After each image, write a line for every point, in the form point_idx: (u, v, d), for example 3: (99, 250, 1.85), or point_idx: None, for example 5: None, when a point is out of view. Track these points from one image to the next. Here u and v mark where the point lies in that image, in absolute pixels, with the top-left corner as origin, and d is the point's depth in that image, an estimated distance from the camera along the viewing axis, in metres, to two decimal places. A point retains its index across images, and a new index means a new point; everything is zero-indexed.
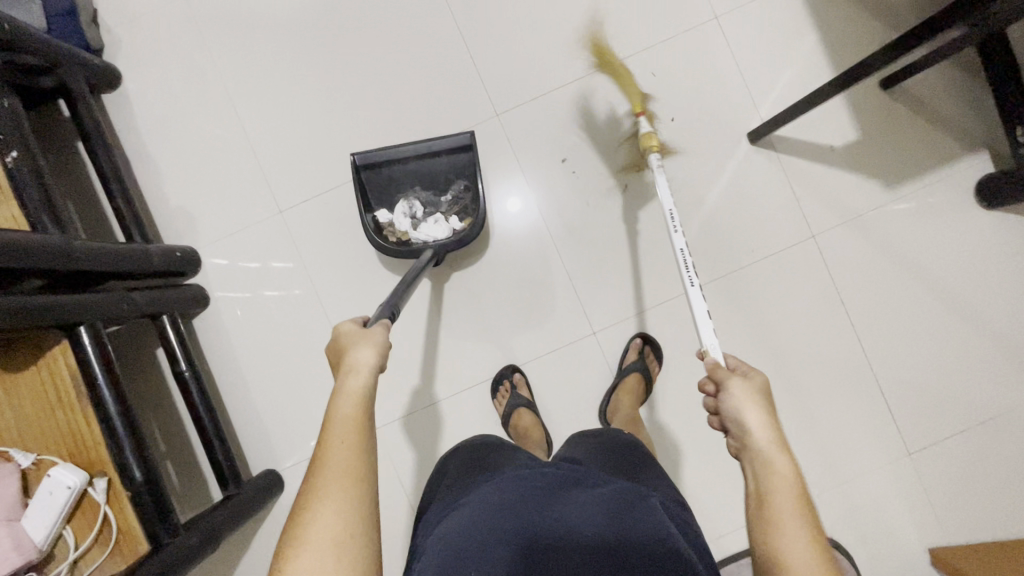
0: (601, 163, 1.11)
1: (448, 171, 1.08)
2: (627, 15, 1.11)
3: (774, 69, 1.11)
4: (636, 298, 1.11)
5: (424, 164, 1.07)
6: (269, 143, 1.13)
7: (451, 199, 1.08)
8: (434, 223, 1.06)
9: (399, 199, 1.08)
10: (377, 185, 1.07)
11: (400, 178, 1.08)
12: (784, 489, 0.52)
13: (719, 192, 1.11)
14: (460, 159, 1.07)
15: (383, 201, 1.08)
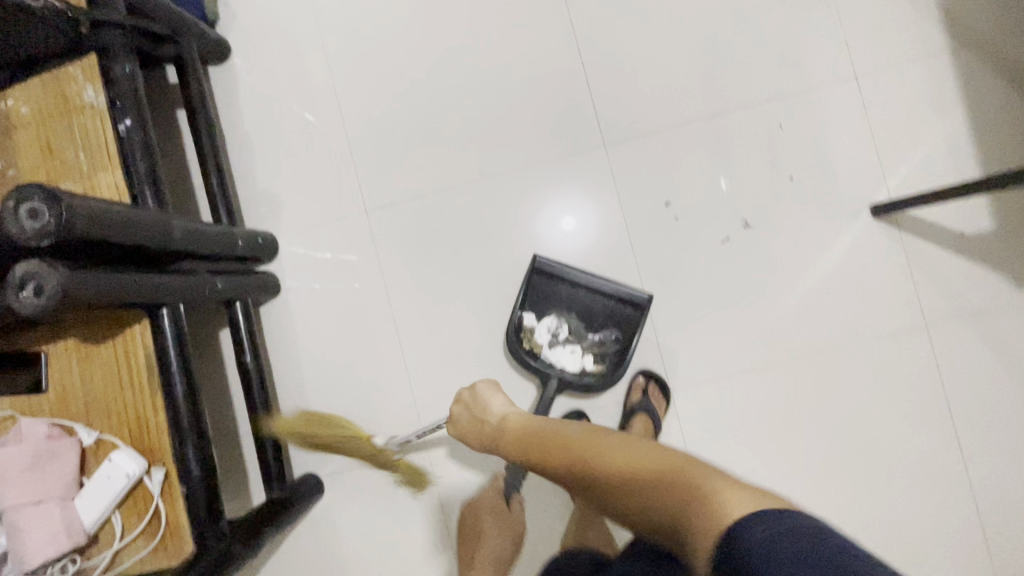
0: (707, 213, 1.04)
1: (608, 313, 1.03)
2: (758, 62, 1.04)
3: (912, 142, 1.02)
4: (719, 360, 1.04)
5: (591, 297, 1.02)
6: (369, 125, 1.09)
7: (595, 341, 1.03)
8: (569, 351, 1.03)
9: (550, 311, 1.04)
10: (539, 288, 1.03)
11: (563, 293, 1.03)
12: (585, 430, 0.77)
13: (831, 262, 1.03)
14: (625, 311, 1.02)
15: (534, 303, 1.04)
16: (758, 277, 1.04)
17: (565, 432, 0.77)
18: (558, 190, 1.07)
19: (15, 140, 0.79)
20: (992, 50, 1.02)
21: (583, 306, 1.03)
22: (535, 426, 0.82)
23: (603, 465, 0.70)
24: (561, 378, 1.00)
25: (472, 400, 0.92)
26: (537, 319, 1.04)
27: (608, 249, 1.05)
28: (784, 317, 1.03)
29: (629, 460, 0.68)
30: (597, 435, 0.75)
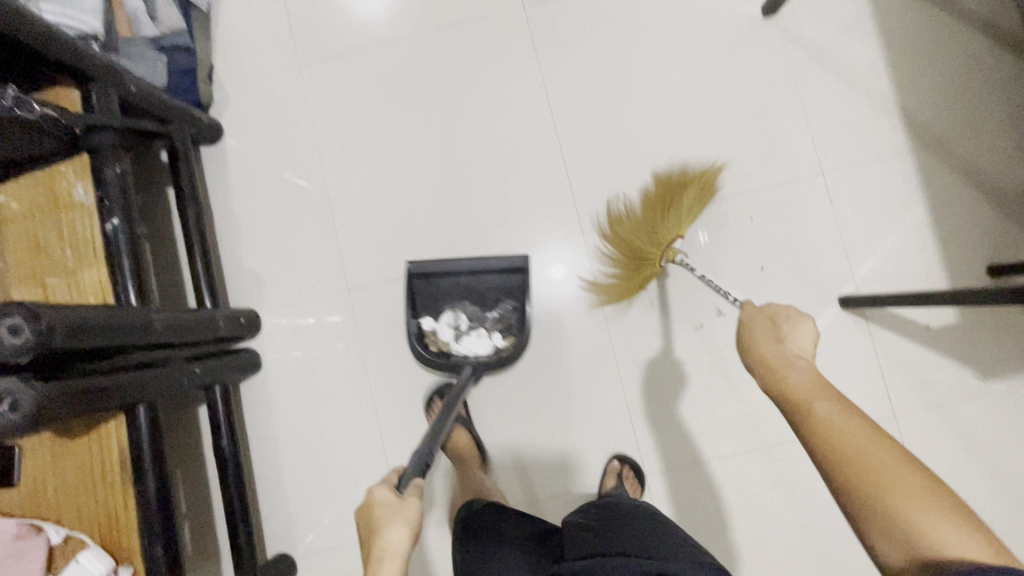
0: (681, 299, 1.07)
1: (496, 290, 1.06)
2: (730, 155, 1.09)
3: (877, 236, 1.06)
4: (691, 444, 1.06)
5: (476, 279, 1.05)
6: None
7: (497, 317, 1.05)
8: (476, 337, 1.04)
9: (446, 309, 1.05)
10: (425, 292, 1.05)
11: (450, 289, 1.06)
12: (840, 421, 0.62)
13: None
14: (512, 279, 1.05)
15: (428, 308, 1.05)
16: (730, 362, 1.07)
17: (813, 403, 0.64)
18: (537, 271, 1.10)
19: (5, 236, 0.81)
20: (950, 153, 1.07)
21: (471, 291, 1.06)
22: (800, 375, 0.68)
23: (838, 447, 0.60)
24: (474, 364, 1.00)
25: (773, 316, 0.78)
26: (435, 321, 1.05)
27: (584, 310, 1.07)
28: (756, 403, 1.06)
29: (863, 450, 0.59)
30: (873, 429, 0.61)
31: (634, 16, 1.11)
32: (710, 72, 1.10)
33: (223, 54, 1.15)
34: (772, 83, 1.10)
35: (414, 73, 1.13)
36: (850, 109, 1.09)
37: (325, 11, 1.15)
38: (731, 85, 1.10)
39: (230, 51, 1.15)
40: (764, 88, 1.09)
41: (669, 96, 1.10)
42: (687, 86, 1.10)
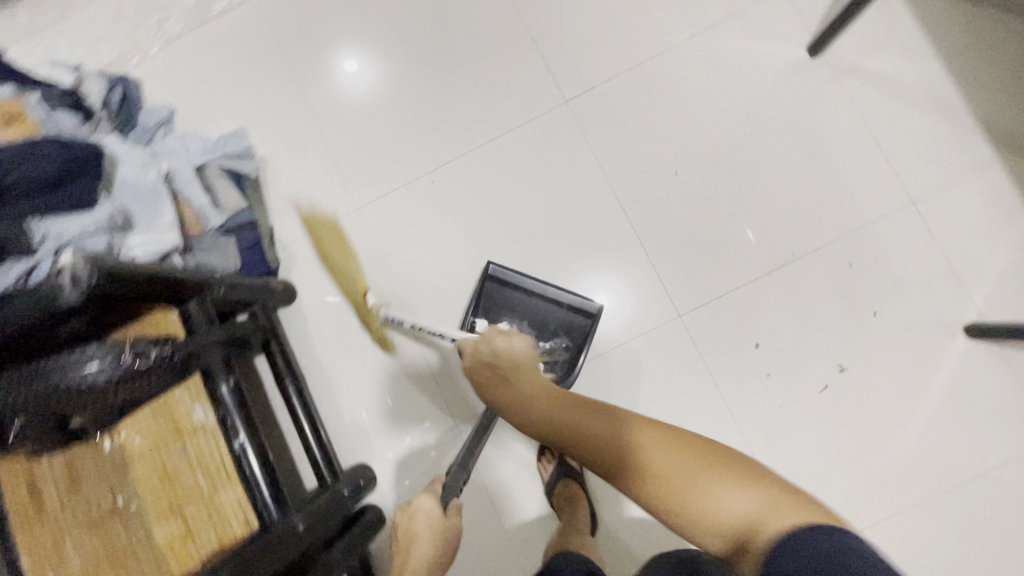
0: (798, 363, 1.03)
1: (559, 323, 1.03)
2: (811, 204, 1.05)
3: (988, 254, 1.02)
4: (854, 512, 1.00)
5: (548, 307, 1.03)
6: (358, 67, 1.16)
7: (546, 350, 1.02)
8: None
9: (503, 320, 1.05)
10: (491, 299, 1.05)
11: (515, 305, 1.04)
12: (639, 436, 0.61)
13: (937, 390, 1.01)
14: (578, 322, 1.02)
15: (487, 313, 1.05)
16: (868, 417, 1.01)
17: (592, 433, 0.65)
18: (647, 371, 1.04)
19: (134, 472, 0.78)
20: None
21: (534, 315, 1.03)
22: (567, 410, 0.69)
23: (628, 462, 0.60)
24: None
25: (497, 364, 0.79)
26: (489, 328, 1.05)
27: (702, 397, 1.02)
28: (907, 455, 1.00)
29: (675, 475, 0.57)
30: (653, 427, 0.62)
31: (677, 87, 1.09)
32: (769, 125, 1.07)
33: (280, 214, 1.14)
34: (835, 123, 1.06)
35: (470, 190, 1.12)
36: (925, 129, 1.04)
37: (369, 150, 1.15)
38: (794, 133, 1.06)
39: (285, 209, 1.14)
40: (828, 129, 1.06)
41: (732, 158, 1.07)
42: (749, 144, 1.07)
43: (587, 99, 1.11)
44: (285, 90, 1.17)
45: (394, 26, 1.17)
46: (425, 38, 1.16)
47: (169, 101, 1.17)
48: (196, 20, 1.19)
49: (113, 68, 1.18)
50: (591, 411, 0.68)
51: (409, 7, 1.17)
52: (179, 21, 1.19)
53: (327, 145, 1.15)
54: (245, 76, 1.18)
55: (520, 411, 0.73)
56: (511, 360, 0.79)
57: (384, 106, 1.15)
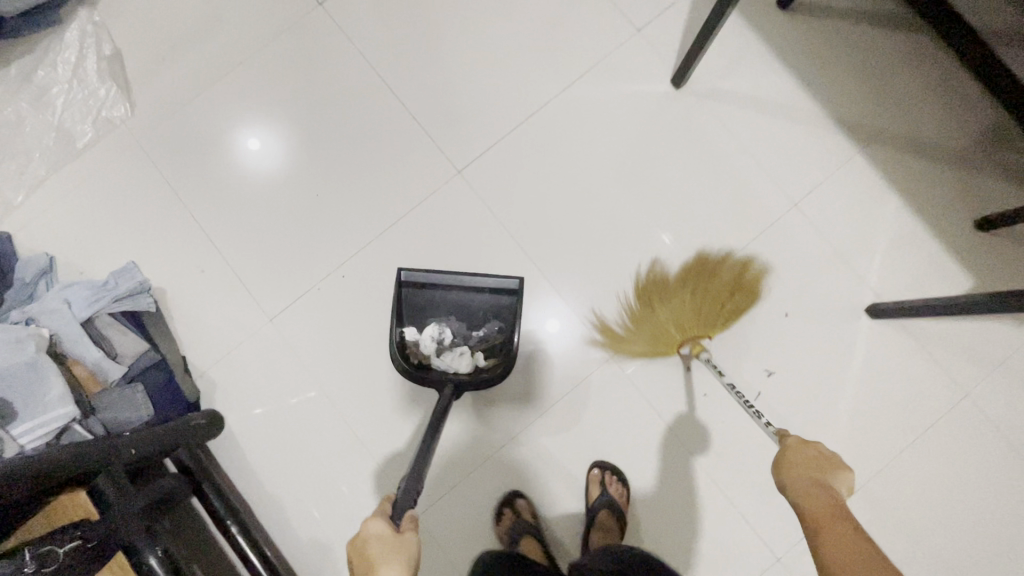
0: (730, 376, 1.07)
1: (485, 309, 1.05)
2: (707, 225, 1.11)
3: (871, 238, 1.10)
4: None
5: (470, 295, 1.05)
6: (258, 144, 1.14)
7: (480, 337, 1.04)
8: (457, 353, 1.01)
9: (432, 320, 1.05)
10: (413, 303, 1.04)
11: (438, 302, 1.04)
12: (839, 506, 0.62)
13: (856, 374, 1.07)
14: (502, 301, 1.05)
15: (413, 318, 1.04)
16: (804, 413, 1.06)
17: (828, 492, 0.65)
18: (592, 418, 1.07)
19: None
20: (891, 136, 1.12)
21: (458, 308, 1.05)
22: (829, 504, 0.63)
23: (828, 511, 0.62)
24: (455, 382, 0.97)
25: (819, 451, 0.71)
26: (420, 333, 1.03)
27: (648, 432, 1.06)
28: (845, 441, 1.05)
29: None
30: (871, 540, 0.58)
31: (564, 139, 1.13)
32: (653, 158, 1.12)
33: (190, 341, 1.09)
34: (714, 144, 1.12)
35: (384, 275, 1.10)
36: (794, 135, 1.12)
37: (270, 255, 1.12)
38: (678, 161, 1.12)
39: (194, 335, 1.09)
40: (709, 152, 1.12)
41: (628, 196, 1.11)
42: (638, 180, 1.12)
43: (480, 165, 1.12)
44: (172, 212, 1.12)
45: (275, 126, 1.14)
46: (308, 133, 1.14)
47: (48, 247, 1.11)
48: (60, 158, 1.13)
49: None
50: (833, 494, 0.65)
51: (286, 104, 1.15)
52: (42, 161, 1.13)
53: (227, 260, 1.11)
54: (124, 205, 1.12)
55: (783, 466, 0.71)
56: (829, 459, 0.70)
57: (280, 208, 1.13)
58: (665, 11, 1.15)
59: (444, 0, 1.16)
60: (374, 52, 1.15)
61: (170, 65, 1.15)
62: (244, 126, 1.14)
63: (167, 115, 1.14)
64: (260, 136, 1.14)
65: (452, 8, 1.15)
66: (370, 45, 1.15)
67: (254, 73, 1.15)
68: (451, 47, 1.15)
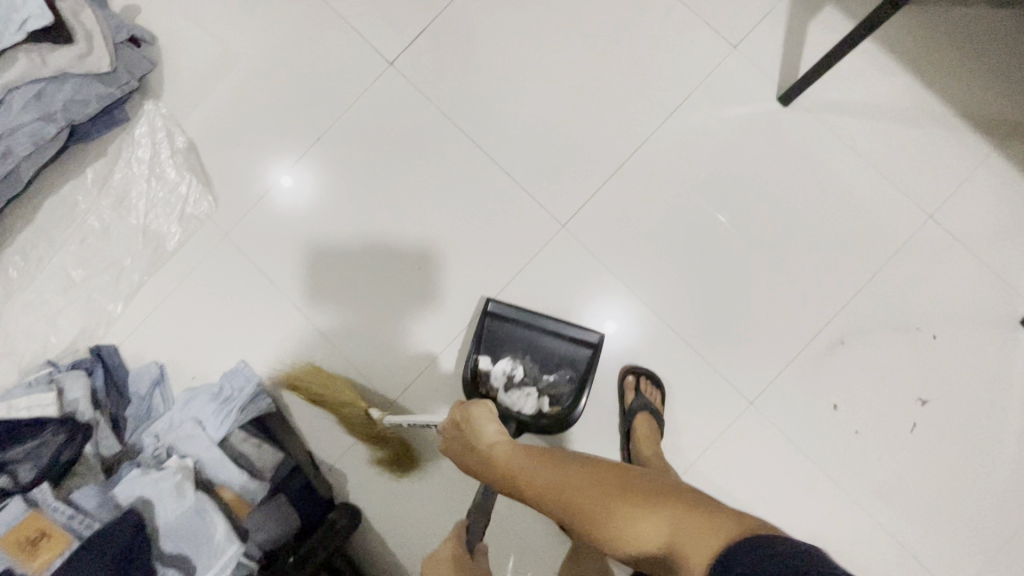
0: (879, 410, 1.01)
1: (562, 355, 1.00)
2: (835, 249, 1.03)
3: (1017, 243, 1.01)
4: (982, 537, 0.99)
5: (550, 337, 1.00)
6: (290, 182, 1.10)
7: (550, 382, 0.98)
8: (525, 393, 0.97)
9: (506, 354, 1.00)
10: (491, 334, 1.01)
11: (515, 338, 1.00)
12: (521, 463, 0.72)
13: (1016, 391, 1.00)
14: (582, 353, 0.99)
15: (487, 349, 1.00)
16: (964, 439, 1.00)
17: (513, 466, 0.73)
18: (739, 468, 1.02)
19: None
20: None
21: (535, 349, 1.00)
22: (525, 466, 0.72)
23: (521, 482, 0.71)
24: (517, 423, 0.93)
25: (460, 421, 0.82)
26: (492, 363, 0.99)
27: (800, 477, 1.01)
28: (1014, 464, 0.99)
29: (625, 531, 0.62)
30: (552, 463, 0.70)
31: (670, 178, 1.06)
32: (769, 184, 1.05)
33: (315, 435, 1.07)
34: (834, 160, 1.04)
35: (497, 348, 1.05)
36: (920, 142, 1.03)
37: (380, 336, 1.08)
38: (797, 185, 1.04)
39: (318, 428, 1.07)
40: (828, 172, 1.04)
41: (747, 231, 1.04)
42: (756, 210, 1.04)
43: (584, 216, 1.06)
44: (272, 306, 1.09)
45: (360, 204, 1.09)
46: (397, 206, 1.09)
47: (154, 354, 1.08)
48: (152, 261, 1.10)
49: (85, 343, 1.08)
50: (521, 451, 0.74)
51: (370, 178, 1.10)
52: (135, 267, 1.10)
53: (336, 347, 1.08)
54: (225, 302, 1.09)
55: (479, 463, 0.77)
56: (474, 430, 0.80)
57: (382, 288, 1.08)
58: (764, 22, 1.06)
59: (521, 43, 1.08)
60: (454, 111, 1.09)
61: (245, 151, 1.11)
62: (281, 162, 1.10)
63: (251, 204, 1.10)
64: (294, 177, 1.10)
65: (529, 50, 1.08)
66: (449, 103, 1.09)
67: (331, 150, 1.10)
68: (534, 92, 1.08)
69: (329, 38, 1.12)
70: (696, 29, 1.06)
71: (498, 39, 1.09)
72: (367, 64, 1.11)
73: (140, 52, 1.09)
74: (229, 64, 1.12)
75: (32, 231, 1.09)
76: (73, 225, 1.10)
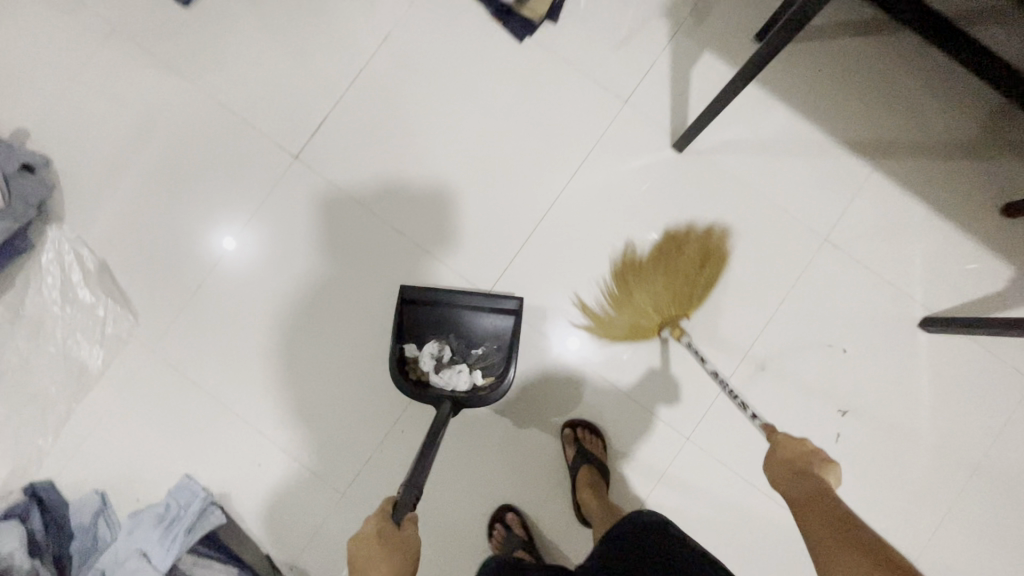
0: (803, 424, 1.07)
1: (486, 331, 1.04)
2: (746, 279, 1.09)
3: (907, 252, 1.09)
4: (913, 527, 1.06)
5: (470, 313, 1.04)
6: (237, 243, 1.10)
7: (477, 356, 1.03)
8: (456, 370, 0.99)
9: (432, 338, 1.03)
10: (414, 321, 1.03)
11: (438, 321, 1.04)
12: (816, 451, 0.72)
13: (925, 389, 1.08)
14: (504, 324, 1.04)
15: (412, 337, 1.03)
16: (885, 440, 1.07)
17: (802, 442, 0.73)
18: (684, 500, 1.08)
19: None
20: (903, 143, 1.10)
21: (457, 328, 1.04)
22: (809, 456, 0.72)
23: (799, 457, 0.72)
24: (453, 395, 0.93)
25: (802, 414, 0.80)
26: (419, 349, 1.01)
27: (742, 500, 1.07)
28: (932, 457, 1.07)
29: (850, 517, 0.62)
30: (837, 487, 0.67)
31: (584, 233, 1.10)
32: (676, 226, 1.10)
33: (271, 537, 1.07)
34: (732, 196, 1.10)
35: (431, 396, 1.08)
36: (808, 170, 1.10)
37: (324, 425, 1.08)
38: (702, 224, 1.10)
39: (274, 529, 1.07)
40: (729, 209, 1.10)
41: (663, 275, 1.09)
42: (668, 252, 1.09)
43: (507, 281, 1.09)
44: (210, 412, 1.08)
45: (293, 286, 1.10)
46: (323, 294, 1.10)
47: (94, 479, 1.06)
48: (76, 387, 1.07)
49: (18, 482, 1.05)
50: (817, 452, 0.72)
51: (309, 245, 1.10)
52: (60, 396, 1.07)
53: (281, 443, 1.08)
54: (160, 416, 1.07)
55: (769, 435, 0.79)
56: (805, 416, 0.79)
57: (320, 379, 1.09)
58: (651, 74, 1.11)
59: (423, 121, 1.11)
60: (367, 193, 1.11)
61: (162, 260, 1.10)
62: (231, 224, 1.11)
63: (176, 311, 1.09)
64: (243, 242, 1.10)
65: (431, 127, 1.11)
66: (361, 188, 1.11)
67: (264, 228, 1.10)
68: (442, 166, 1.11)
69: (231, 136, 1.12)
70: (588, 88, 1.11)
71: (402, 120, 1.12)
72: (273, 158, 1.11)
73: (36, 178, 1.07)
74: (134, 173, 1.11)
75: None
76: None
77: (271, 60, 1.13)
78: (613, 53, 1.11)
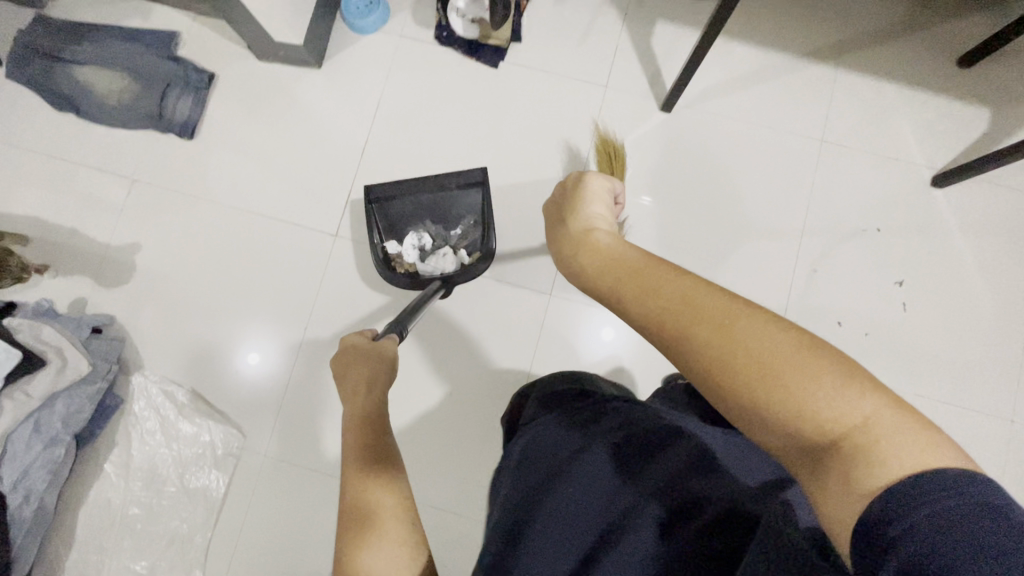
0: (868, 304, 1.15)
1: (456, 207, 1.16)
2: (766, 199, 1.18)
3: (893, 126, 1.20)
4: (1004, 359, 1.13)
5: (442, 196, 1.15)
6: (280, 377, 1.14)
7: (457, 235, 1.15)
8: (439, 253, 1.13)
9: (410, 229, 1.15)
10: (387, 218, 1.15)
11: (410, 211, 1.15)
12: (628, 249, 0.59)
13: (960, 236, 1.17)
14: (471, 196, 1.15)
15: (391, 233, 1.15)
16: (945, 292, 1.15)
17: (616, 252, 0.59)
18: None
19: None
20: (852, 38, 1.22)
21: (431, 213, 1.15)
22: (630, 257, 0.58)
23: (619, 267, 0.57)
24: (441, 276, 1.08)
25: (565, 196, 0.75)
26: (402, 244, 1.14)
27: None
28: (990, 291, 1.15)
29: (786, 353, 0.43)
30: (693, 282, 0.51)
31: None
32: (690, 174, 1.19)
33: None
34: (728, 132, 1.20)
35: None
36: (782, 89, 1.21)
37: (445, 465, 1.12)
38: (710, 164, 1.19)
39: None
40: (729, 143, 1.20)
41: (695, 221, 1.18)
42: (692, 199, 1.18)
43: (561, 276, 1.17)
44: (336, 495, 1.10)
45: None
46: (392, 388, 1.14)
47: None
48: (205, 515, 1.09)
49: None
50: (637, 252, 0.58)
51: None
52: (192, 529, 1.09)
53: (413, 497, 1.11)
54: (292, 514, 1.10)
55: (571, 256, 0.64)
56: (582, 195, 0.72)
57: (425, 427, 1.13)
58: (618, 55, 1.22)
59: (436, 164, 1.20)
60: None
61: (234, 394, 1.14)
62: (276, 352, 1.15)
63: (271, 420, 1.13)
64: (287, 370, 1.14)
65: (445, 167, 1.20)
66: None
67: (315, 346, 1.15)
68: None
69: (267, 238, 1.18)
70: (568, 86, 1.21)
71: (417, 170, 1.20)
72: (313, 243, 1.18)
73: (106, 338, 1.11)
74: (189, 303, 1.17)
75: (79, 549, 1.07)
76: (114, 522, 1.08)
77: (280, 161, 1.21)
78: (579, 51, 1.22)
